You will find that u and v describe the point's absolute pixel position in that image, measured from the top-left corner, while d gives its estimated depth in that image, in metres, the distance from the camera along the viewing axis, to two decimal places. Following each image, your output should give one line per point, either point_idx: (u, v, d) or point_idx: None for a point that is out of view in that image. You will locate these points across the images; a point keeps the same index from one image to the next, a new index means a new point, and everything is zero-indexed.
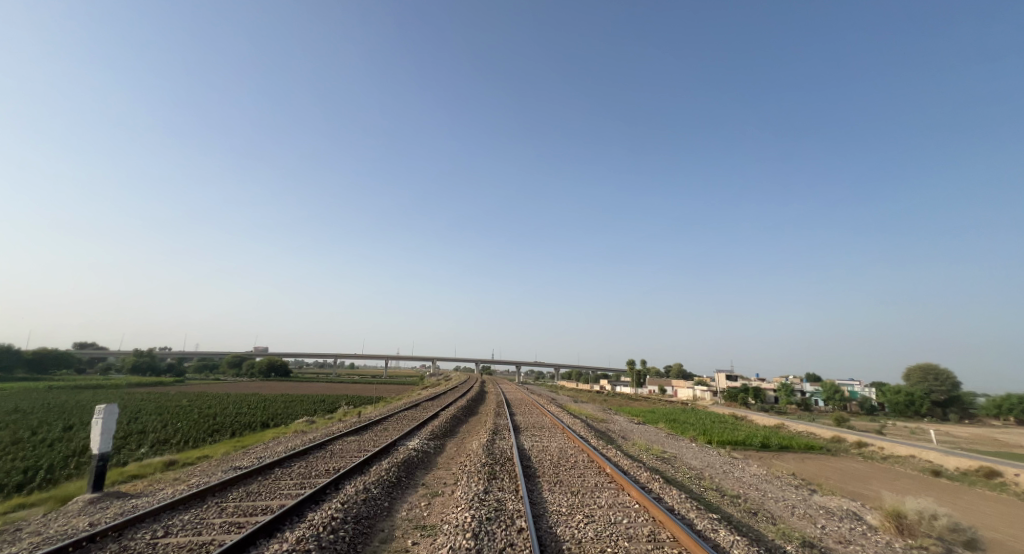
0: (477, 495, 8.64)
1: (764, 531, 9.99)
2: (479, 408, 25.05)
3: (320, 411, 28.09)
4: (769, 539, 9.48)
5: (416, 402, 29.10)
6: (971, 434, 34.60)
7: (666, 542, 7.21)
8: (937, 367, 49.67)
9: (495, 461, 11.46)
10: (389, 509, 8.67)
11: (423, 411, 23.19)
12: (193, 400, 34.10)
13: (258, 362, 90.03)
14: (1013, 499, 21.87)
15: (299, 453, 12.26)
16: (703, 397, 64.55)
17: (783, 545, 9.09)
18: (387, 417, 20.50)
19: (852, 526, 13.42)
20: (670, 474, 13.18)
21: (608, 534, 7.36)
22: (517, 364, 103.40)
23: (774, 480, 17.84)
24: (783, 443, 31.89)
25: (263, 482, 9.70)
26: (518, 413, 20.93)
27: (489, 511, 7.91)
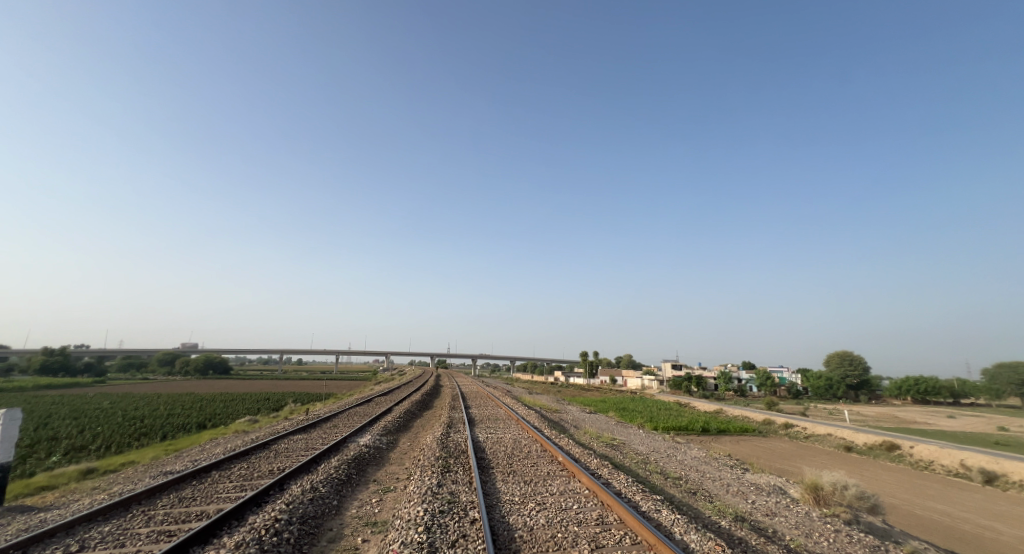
0: (429, 489, 9.69)
1: (702, 508, 11.68)
2: (435, 402, 26.01)
3: (264, 410, 27.90)
4: (707, 516, 11.12)
5: (368, 397, 29.48)
6: (879, 413, 38.93)
7: (613, 523, 8.58)
8: (851, 353, 55.31)
9: (449, 455, 12.49)
10: (338, 508, 9.53)
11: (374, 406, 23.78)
12: (117, 402, 32.59)
13: (193, 359, 86.16)
14: (908, 469, 25.20)
15: (240, 454, 12.76)
16: (651, 386, 68.22)
17: (718, 521, 10.76)
18: (338, 413, 21.04)
19: (777, 499, 15.46)
20: (619, 459, 14.78)
21: (559, 520, 8.63)
22: (469, 358, 103.95)
23: (712, 462, 19.93)
24: (721, 427, 34.70)
25: (203, 486, 10.24)
26: (473, 405, 22.07)
27: (442, 505, 9.01)
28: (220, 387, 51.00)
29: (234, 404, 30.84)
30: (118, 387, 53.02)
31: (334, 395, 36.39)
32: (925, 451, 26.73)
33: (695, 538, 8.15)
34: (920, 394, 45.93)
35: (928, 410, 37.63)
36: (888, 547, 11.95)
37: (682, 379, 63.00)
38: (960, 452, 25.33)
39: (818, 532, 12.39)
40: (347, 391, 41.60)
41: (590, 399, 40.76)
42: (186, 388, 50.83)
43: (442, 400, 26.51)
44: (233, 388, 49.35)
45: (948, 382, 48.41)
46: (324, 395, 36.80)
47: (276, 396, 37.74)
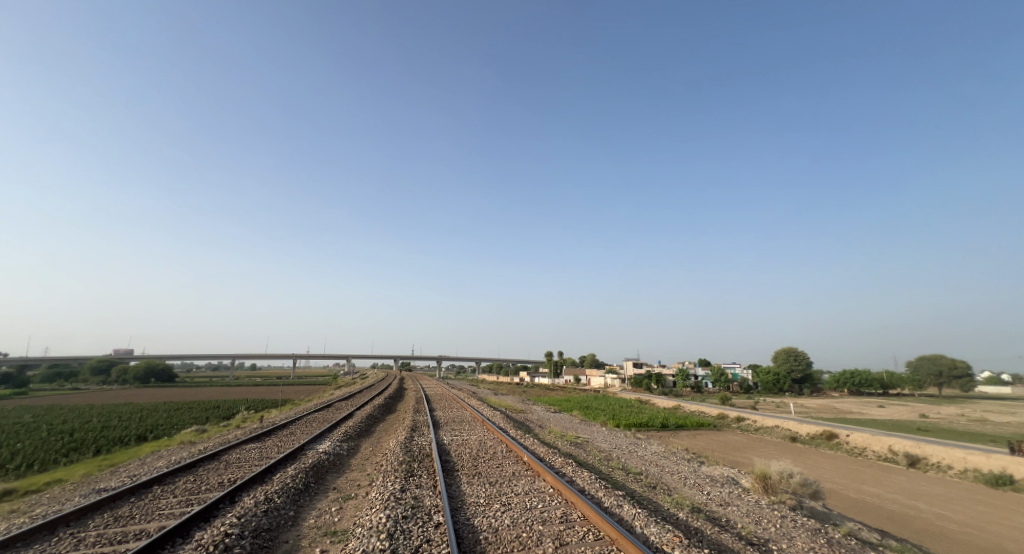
0: (392, 495, 10.12)
1: (661, 501, 12.61)
2: (397, 405, 26.20)
3: (214, 419, 27.27)
4: (666, 508, 12.04)
5: (327, 402, 29.32)
6: (821, 405, 41.64)
7: (577, 520, 9.26)
8: (795, 349, 58.81)
9: (413, 459, 12.91)
10: (294, 519, 9.75)
11: (335, 411, 23.78)
12: (48, 415, 30.90)
13: (132, 366, 81.75)
14: (845, 456, 27.25)
15: (186, 467, 12.65)
16: (613, 385, 70.19)
17: (676, 512, 11.68)
18: (295, 420, 20.96)
19: (730, 489, 16.63)
20: (584, 457, 15.59)
21: (524, 520, 9.25)
22: (433, 360, 103.51)
23: (670, 456, 21.14)
24: (680, 423, 36.34)
25: (144, 503, 10.19)
26: (438, 408, 22.47)
27: (406, 510, 9.47)
28: (167, 396, 48.91)
29: (180, 414, 29.90)
30: (47, 399, 49.81)
31: (292, 402, 35.83)
32: (860, 439, 29.00)
33: (655, 531, 8.90)
34: (855, 386, 49.46)
35: (862, 401, 40.70)
36: (827, 529, 13.16)
37: (643, 377, 65.11)
38: (889, 438, 27.67)
39: (766, 519, 13.51)
40: (306, 397, 40.92)
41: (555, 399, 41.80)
42: (129, 397, 48.51)
43: (406, 403, 26.72)
44: (183, 397, 47.54)
45: (880, 375, 52.35)
46: (281, 402, 36.12)
47: (229, 403, 36.79)
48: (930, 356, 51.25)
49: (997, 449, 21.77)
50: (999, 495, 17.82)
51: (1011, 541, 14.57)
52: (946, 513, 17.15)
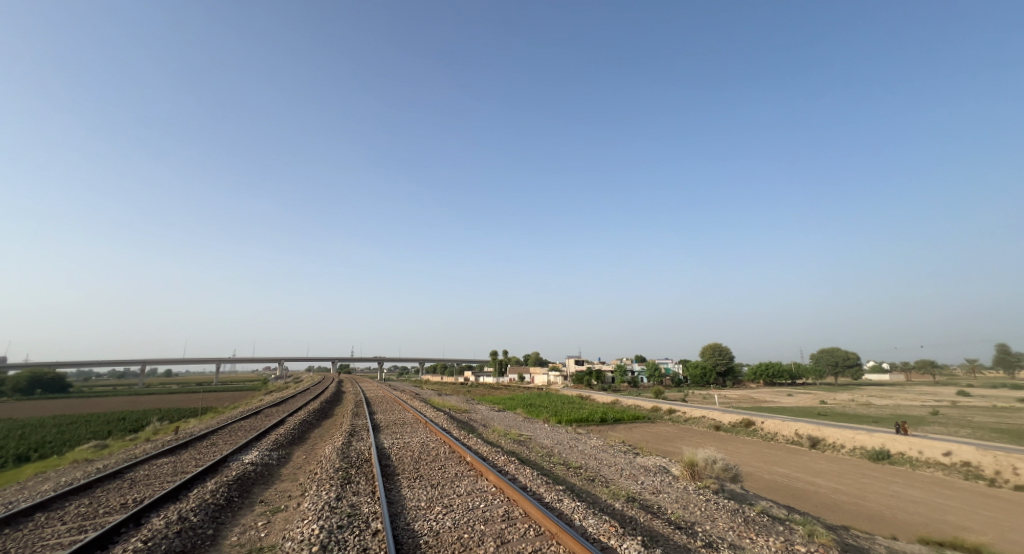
0: (326, 504, 10.13)
1: (599, 494, 13.60)
2: (333, 410, 25.76)
3: (122, 432, 25.48)
4: (604, 500, 13.01)
5: (255, 409, 28.22)
6: (741, 396, 45.24)
7: (518, 517, 9.39)
8: (720, 345, 63.30)
9: (350, 465, 13.07)
10: (214, 537, 9.21)
11: (264, 419, 22.94)
12: None
13: (16, 377, 73.28)
14: (760, 441, 29.88)
15: (81, 489, 11.58)
16: (555, 382, 72.02)
17: (612, 503, 12.71)
18: (216, 430, 19.96)
19: (661, 478, 18.06)
20: (527, 454, 16.30)
21: (465, 521, 9.37)
22: (372, 362, 101.12)
23: (608, 449, 22.46)
24: (617, 416, 38.25)
25: (25, 534, 9.15)
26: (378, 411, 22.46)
27: (341, 519, 9.45)
28: (69, 408, 44.69)
29: (82, 429, 27.64)
30: None
31: (215, 410, 33.99)
32: (772, 424, 31.95)
33: (592, 522, 9.05)
34: (770, 377, 54.14)
35: (776, 390, 44.66)
36: (744, 509, 14.69)
37: (582, 374, 67.34)
38: (796, 423, 30.69)
39: (692, 503, 14.88)
40: (234, 403, 38.98)
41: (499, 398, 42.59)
42: (21, 412, 43.83)
43: (343, 407, 26.34)
44: (90, 408, 43.72)
45: (790, 367, 57.60)
46: (203, 411, 34.19)
47: (144, 414, 34.39)
48: (828, 349, 59.25)
49: (882, 427, 24.80)
50: (883, 468, 20.37)
51: (890, 508, 16.79)
52: (841, 487, 19.39)
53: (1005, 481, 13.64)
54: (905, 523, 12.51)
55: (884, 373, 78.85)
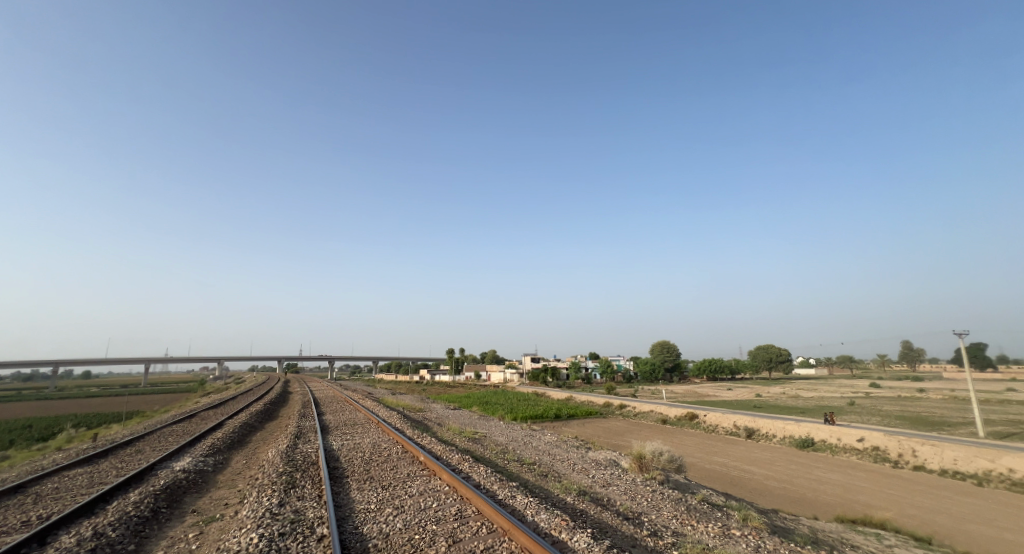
0: (267, 511, 8.87)
1: (552, 488, 14.16)
2: (277, 412, 24.79)
3: (34, 441, 23.59)
4: (556, 494, 13.61)
5: (191, 411, 26.77)
6: (687, 391, 47.44)
7: (471, 514, 8.68)
8: (668, 342, 65.99)
9: (295, 469, 12.18)
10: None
11: (200, 422, 21.57)
12: None
13: None
14: (703, 433, 31.58)
15: None
16: (511, 380, 72.79)
17: (565, 497, 13.30)
18: (145, 435, 18.29)
19: (611, 471, 18.90)
20: (482, 452, 16.65)
21: (416, 521, 8.62)
22: (323, 361, 98.33)
23: (561, 444, 23.17)
24: (571, 413, 39.22)
25: None
26: (327, 412, 21.91)
27: (283, 526, 8.34)
28: None
29: None
30: None
31: (146, 414, 31.95)
32: (714, 416, 33.82)
33: (544, 517, 8.92)
34: (712, 373, 57.08)
35: (718, 385, 47.18)
36: (687, 497, 15.68)
37: (538, 371, 68.36)
38: (735, 415, 32.64)
39: (640, 494, 15.70)
40: (172, 405, 37.05)
41: (454, 396, 42.63)
42: None
43: (289, 409, 25.50)
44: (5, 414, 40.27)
45: (730, 362, 60.86)
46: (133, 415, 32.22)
47: (68, 420, 32.08)
48: (764, 345, 63.23)
49: (809, 417, 26.85)
50: (808, 455, 22.14)
51: (815, 491, 18.32)
52: (772, 473, 20.92)
53: (909, 462, 15.23)
54: (825, 504, 13.77)
55: (814, 367, 84.93)
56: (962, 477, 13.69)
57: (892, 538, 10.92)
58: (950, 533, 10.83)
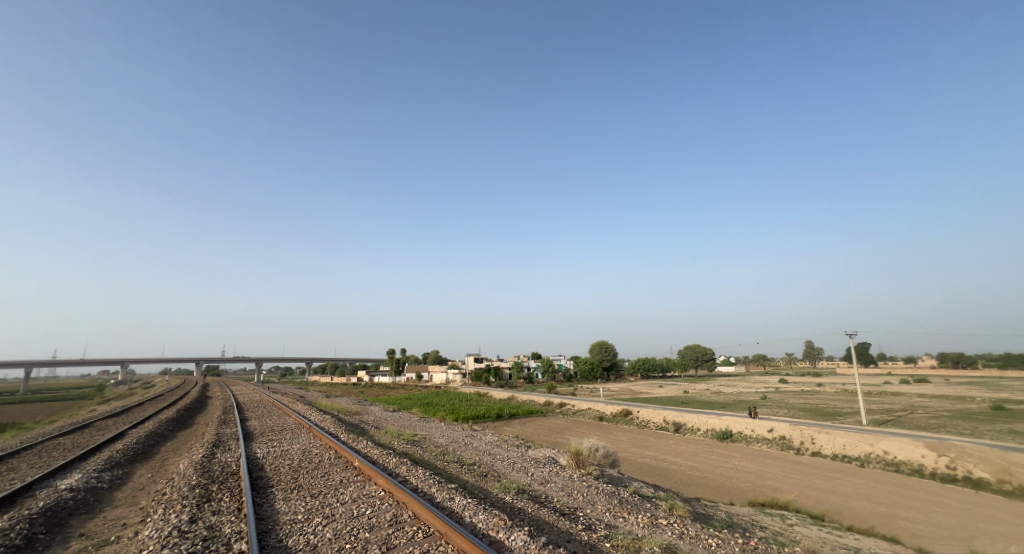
0: (174, 530, 7.39)
1: (491, 488, 14.60)
2: (193, 417, 23.25)
3: None
4: (495, 494, 14.05)
5: (93, 419, 24.59)
6: (622, 389, 49.48)
7: (407, 520, 7.80)
8: (606, 342, 68.47)
9: (210, 481, 9.25)
10: None
11: (97, 433, 19.79)
12: None
13: None
14: (635, 429, 33.19)
15: None
16: (453, 380, 72.73)
17: (503, 496, 13.81)
18: (27, 450, 16.58)
19: (549, 468, 19.59)
20: (422, 454, 16.76)
21: (348, 530, 7.58)
22: (254, 363, 93.37)
23: (501, 444, 23.63)
24: (513, 412, 39.80)
25: None
26: (250, 415, 20.70)
27: (194, 545, 7.00)
28: None
29: None
30: None
31: (46, 422, 29.14)
32: (647, 412, 35.64)
33: (482, 518, 9.26)
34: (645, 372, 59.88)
35: (651, 383, 49.59)
36: (619, 491, 16.63)
37: (480, 371, 68.59)
38: (665, 411, 34.56)
39: (576, 490, 16.42)
40: (77, 412, 33.94)
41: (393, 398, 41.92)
42: None
43: (209, 414, 24.05)
44: None
45: (662, 361, 64.18)
46: (29, 424, 29.24)
47: None
48: (691, 345, 67.51)
49: (730, 410, 29.04)
50: (728, 446, 24.01)
51: (732, 479, 19.98)
52: (696, 464, 22.50)
53: (809, 448, 17.03)
54: (740, 490, 15.10)
55: (736, 365, 91.30)
56: (849, 459, 15.51)
57: (795, 517, 12.27)
58: (842, 508, 12.30)
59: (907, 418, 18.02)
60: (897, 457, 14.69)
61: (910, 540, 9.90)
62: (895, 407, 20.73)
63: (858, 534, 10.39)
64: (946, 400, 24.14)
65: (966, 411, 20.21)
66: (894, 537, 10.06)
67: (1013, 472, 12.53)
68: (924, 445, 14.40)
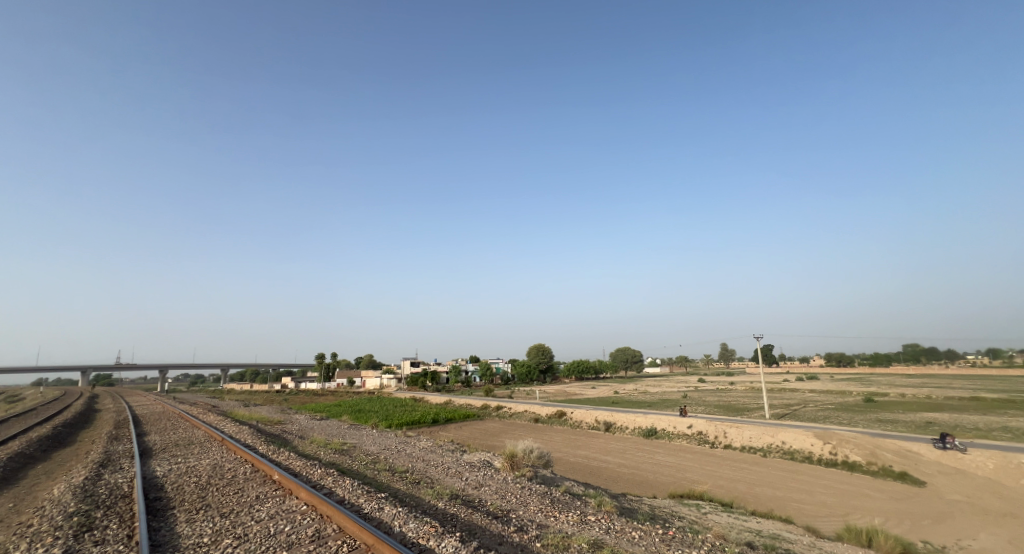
0: None
1: (423, 495, 14.56)
2: (82, 434, 20.85)
3: None
4: (427, 501, 13.98)
5: None
6: (557, 391, 50.61)
7: (331, 535, 7.58)
8: (544, 345, 69.74)
9: (95, 506, 8.08)
10: None
11: None
12: None
13: None
14: (569, 429, 34.11)
15: None
16: (389, 385, 71.10)
17: (435, 503, 13.83)
18: None
19: (484, 472, 19.67)
20: (350, 464, 16.31)
21: (263, 549, 7.17)
22: (168, 370, 85.83)
23: (436, 449, 23.40)
24: (449, 417, 39.50)
25: None
26: (150, 429, 18.81)
27: None
28: None
29: None
30: None
31: None
32: (580, 413, 36.63)
33: (412, 526, 9.24)
34: (581, 372, 61.64)
35: (585, 384, 51.25)
36: (551, 491, 17.06)
37: (417, 376, 67.49)
38: (597, 411, 35.74)
39: (510, 493, 16.62)
40: None
41: (323, 405, 40.16)
42: None
43: (102, 428, 21.70)
44: None
45: (596, 363, 66.41)
46: None
47: None
48: (622, 347, 70.69)
49: (654, 408, 30.64)
50: (652, 442, 25.35)
51: (656, 474, 21.11)
52: (624, 460, 23.53)
53: (722, 442, 18.41)
54: (661, 483, 15.99)
55: (663, 366, 96.24)
56: (754, 450, 16.92)
57: (708, 506, 13.25)
58: (748, 495, 13.42)
59: (800, 412, 20.00)
60: (792, 446, 16.24)
61: (801, 519, 11.01)
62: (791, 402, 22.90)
63: (761, 517, 11.39)
64: (834, 394, 26.97)
65: (849, 403, 22.72)
66: (788, 517, 11.15)
67: (878, 454, 14.30)
68: (814, 435, 16.05)
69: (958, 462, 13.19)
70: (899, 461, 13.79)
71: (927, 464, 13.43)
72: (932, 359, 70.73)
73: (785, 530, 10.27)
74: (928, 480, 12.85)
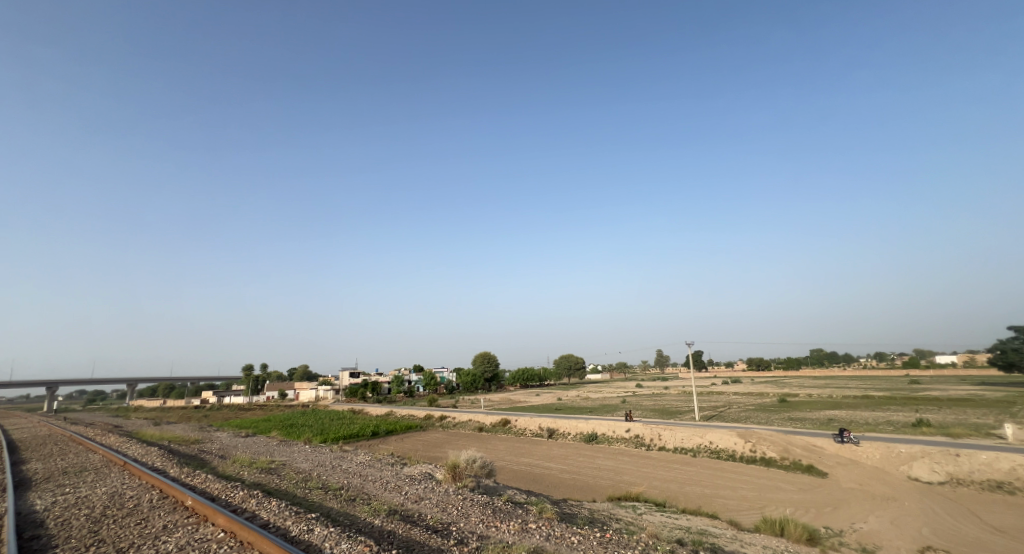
0: None
1: (359, 512, 14.01)
2: None
3: None
4: (363, 519, 13.45)
5: None
6: (500, 399, 50.44)
7: None
8: (489, 354, 69.33)
9: None
10: None
11: None
12: None
13: None
14: (513, 437, 34.03)
15: None
16: (326, 397, 68.11)
17: (371, 520, 13.32)
18: None
19: (424, 485, 19.19)
20: (278, 484, 15.41)
21: None
22: (71, 386, 77.37)
23: (374, 464, 22.57)
24: (389, 428, 38.32)
25: None
26: (38, 456, 16.80)
27: None
28: None
29: None
30: None
31: None
32: (524, 420, 36.67)
33: (345, 546, 8.82)
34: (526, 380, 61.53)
35: (528, 392, 51.49)
36: (493, 500, 16.91)
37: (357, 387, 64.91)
38: (541, 418, 35.94)
39: (451, 505, 16.28)
40: None
41: (250, 421, 37.58)
42: None
43: None
44: None
45: (540, 371, 66.89)
46: None
47: None
48: (564, 354, 72.01)
49: (595, 414, 31.24)
50: (592, 447, 25.80)
51: (595, 478, 21.47)
52: (566, 466, 23.79)
53: (656, 444, 19.05)
54: (600, 487, 16.27)
55: (602, 372, 98.62)
56: (685, 451, 17.62)
57: (643, 506, 13.62)
58: (679, 494, 13.94)
59: (725, 413, 21.11)
60: (718, 445, 17.08)
61: (725, 514, 11.56)
62: (718, 404, 24.10)
63: (690, 514, 11.85)
64: (754, 396, 28.67)
65: (767, 403, 24.22)
66: (714, 513, 11.68)
67: (789, 449, 15.33)
68: (737, 434, 16.99)
69: (853, 454, 14.37)
70: (807, 455, 14.84)
71: (830, 457, 14.55)
72: (834, 362, 77.16)
73: (711, 525, 10.74)
74: (830, 471, 13.93)
